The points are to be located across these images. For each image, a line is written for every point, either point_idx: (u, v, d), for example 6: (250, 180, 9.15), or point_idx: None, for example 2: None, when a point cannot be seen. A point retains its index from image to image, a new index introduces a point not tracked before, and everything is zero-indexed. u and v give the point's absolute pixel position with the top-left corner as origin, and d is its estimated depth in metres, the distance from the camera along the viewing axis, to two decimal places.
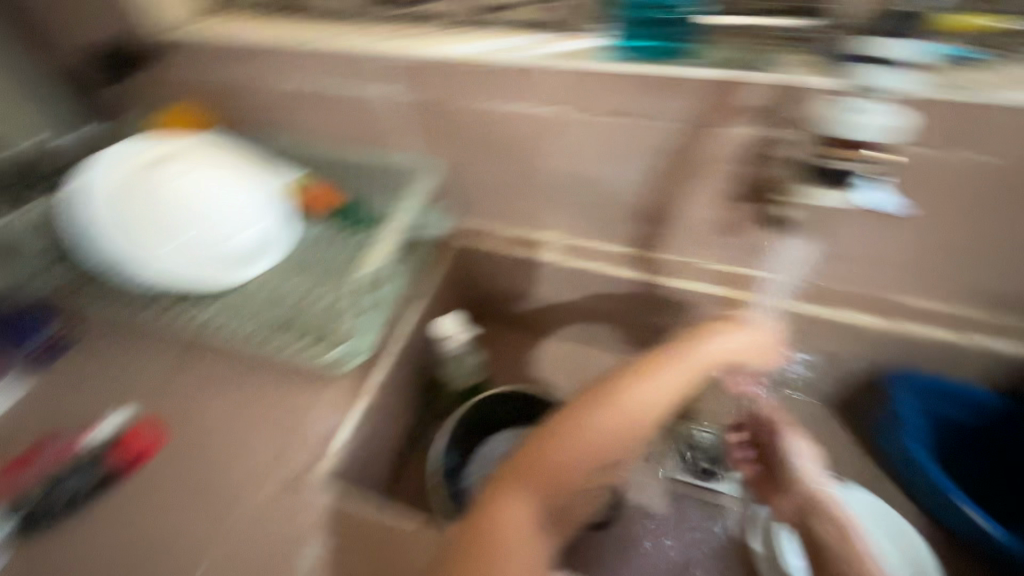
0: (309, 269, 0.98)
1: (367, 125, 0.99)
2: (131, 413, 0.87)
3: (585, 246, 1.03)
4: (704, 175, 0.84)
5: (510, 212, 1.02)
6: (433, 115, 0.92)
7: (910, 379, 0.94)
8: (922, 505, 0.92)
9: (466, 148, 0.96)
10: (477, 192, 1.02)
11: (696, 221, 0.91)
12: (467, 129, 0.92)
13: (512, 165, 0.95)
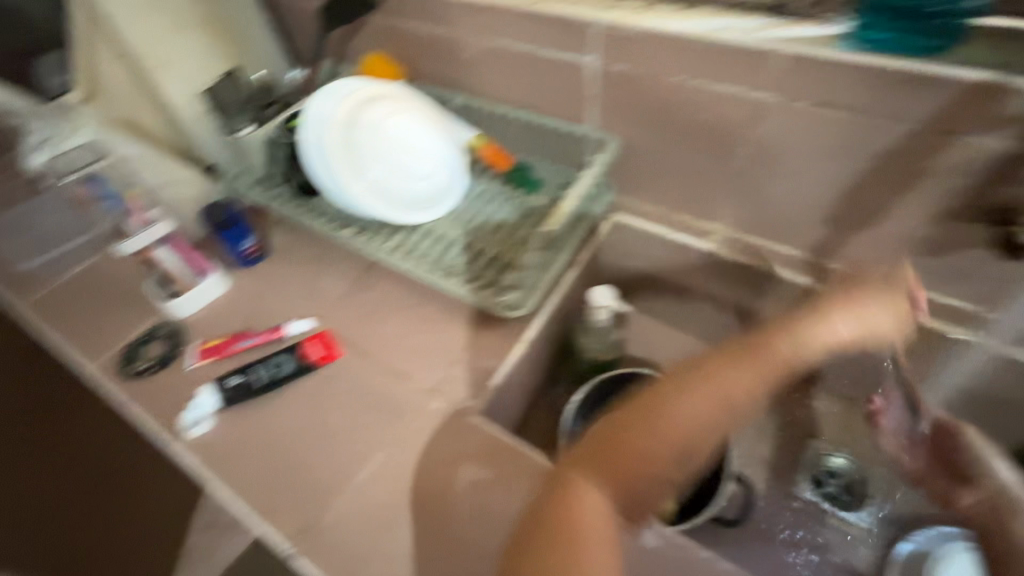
0: (480, 221, 1.05)
1: (555, 91, 1.01)
2: (312, 323, 0.98)
3: (752, 243, 0.99)
4: (922, 186, 0.77)
5: (676, 197, 1.02)
6: (629, 89, 0.93)
7: None
8: None
9: (653, 126, 0.95)
10: (649, 172, 1.02)
11: (896, 234, 0.85)
12: (659, 107, 0.92)
13: (698, 149, 0.93)
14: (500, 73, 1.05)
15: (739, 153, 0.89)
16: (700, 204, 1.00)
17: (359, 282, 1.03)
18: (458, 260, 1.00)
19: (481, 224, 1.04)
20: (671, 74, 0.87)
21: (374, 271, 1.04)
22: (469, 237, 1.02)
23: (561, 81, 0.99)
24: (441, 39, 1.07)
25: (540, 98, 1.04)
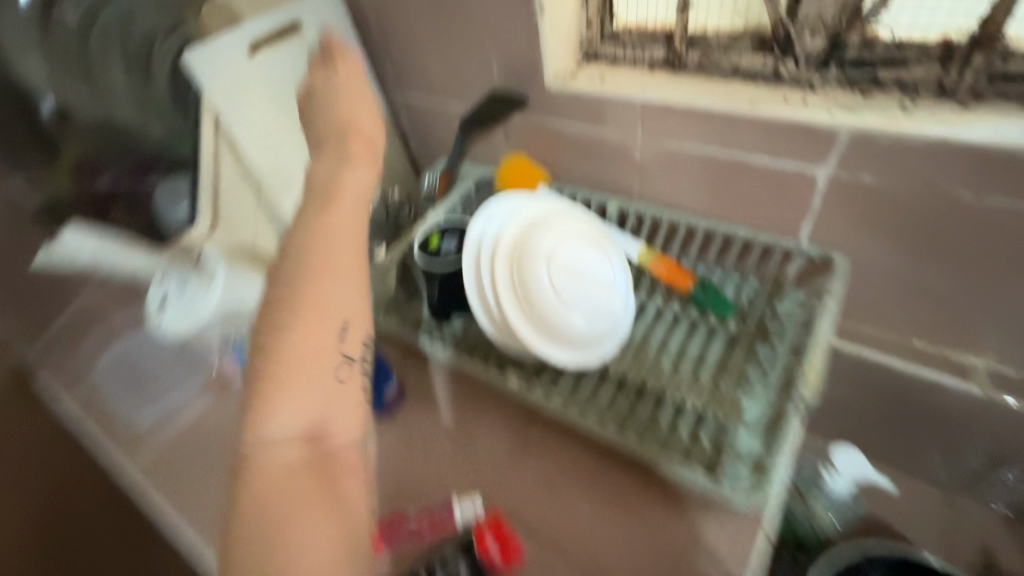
0: (669, 360, 0.86)
1: (762, 200, 0.83)
2: (479, 505, 0.79)
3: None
4: None
5: (920, 326, 0.81)
6: (876, 203, 0.74)
7: None
8: None
9: (907, 245, 0.75)
10: (883, 294, 0.82)
11: None
12: (922, 226, 0.72)
13: (970, 275, 0.73)
14: (685, 179, 0.88)
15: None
16: (958, 339, 0.79)
17: (525, 438, 0.85)
18: (656, 417, 0.80)
19: (672, 365, 0.85)
20: (956, 189, 0.67)
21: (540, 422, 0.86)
22: (662, 385, 0.83)
23: (776, 188, 0.81)
24: (605, 141, 0.92)
25: (736, 207, 0.87)
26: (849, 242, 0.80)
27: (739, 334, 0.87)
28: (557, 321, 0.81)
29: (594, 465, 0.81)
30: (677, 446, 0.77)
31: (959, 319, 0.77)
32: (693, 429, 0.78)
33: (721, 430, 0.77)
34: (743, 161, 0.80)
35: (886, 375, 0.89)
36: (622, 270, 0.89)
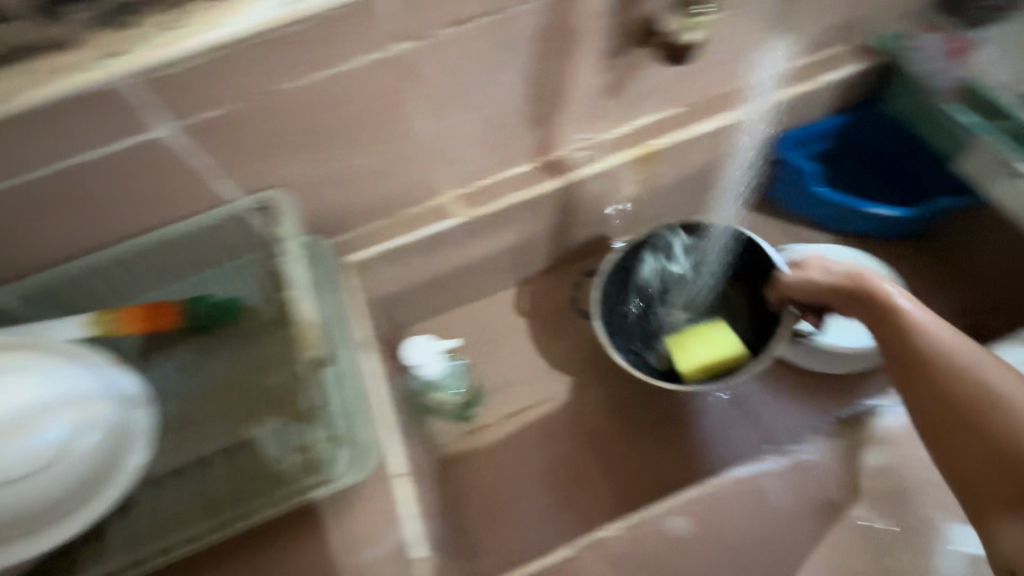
0: (201, 401, 0.57)
1: (116, 211, 0.54)
2: None
3: (493, 187, 0.72)
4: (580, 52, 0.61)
5: (384, 215, 0.69)
6: (212, 141, 0.52)
7: (801, 131, 0.82)
8: (853, 232, 0.86)
9: (287, 157, 0.57)
10: (331, 209, 0.65)
11: (589, 94, 0.66)
12: (272, 135, 0.54)
13: (353, 146, 0.59)
14: (41, 224, 0.52)
15: (444, 122, 0.61)
16: (420, 191, 0.68)
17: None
18: (231, 480, 0.53)
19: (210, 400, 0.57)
20: (258, 88, 0.50)
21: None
22: (220, 438, 0.55)
23: (150, 168, 0.52)
24: None
25: (134, 210, 0.55)
26: (268, 181, 0.58)
27: (257, 312, 0.60)
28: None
29: None
30: (265, 489, 0.51)
31: (399, 185, 0.66)
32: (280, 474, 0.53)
33: (303, 423, 0.54)
34: (69, 169, 0.48)
35: (413, 274, 0.75)
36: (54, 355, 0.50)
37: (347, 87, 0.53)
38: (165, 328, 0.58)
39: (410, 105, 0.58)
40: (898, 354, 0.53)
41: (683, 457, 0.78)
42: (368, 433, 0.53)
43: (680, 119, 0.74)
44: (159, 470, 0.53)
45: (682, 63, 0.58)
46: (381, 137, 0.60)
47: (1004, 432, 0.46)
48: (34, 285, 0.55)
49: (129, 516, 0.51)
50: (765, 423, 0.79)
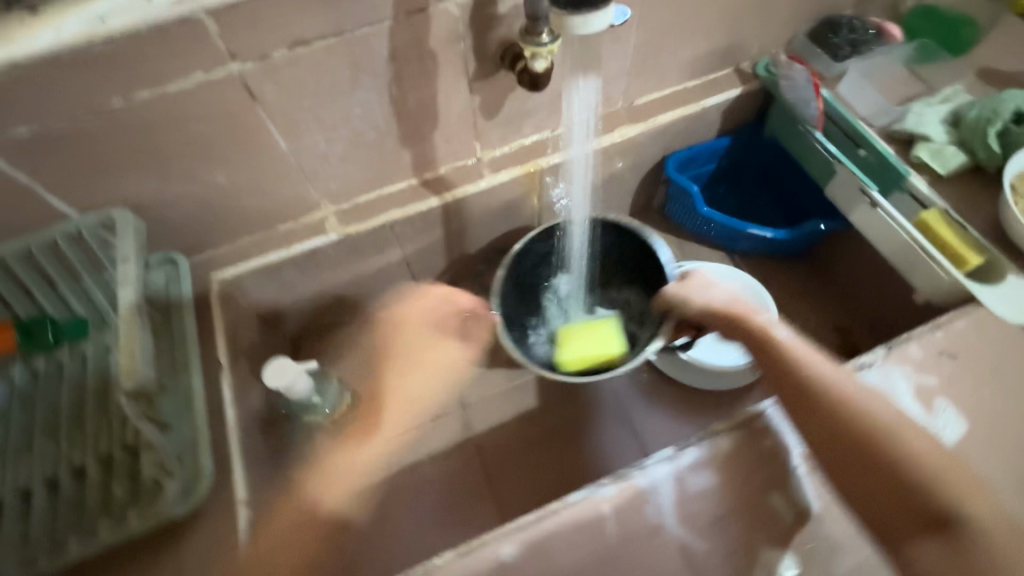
0: (27, 429, 0.54)
1: None
2: None
3: (376, 203, 0.71)
4: (443, 75, 0.60)
5: (256, 230, 0.68)
6: (34, 159, 0.50)
7: (687, 153, 0.85)
8: (742, 250, 0.90)
9: (131, 173, 0.55)
10: (196, 224, 0.63)
11: (463, 114, 0.66)
12: (111, 154, 0.52)
13: (207, 162, 0.57)
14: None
15: (306, 140, 0.60)
16: (293, 207, 0.67)
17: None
18: (50, 516, 0.50)
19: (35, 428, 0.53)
20: (76, 106, 0.47)
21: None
22: (36, 471, 0.51)
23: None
24: None
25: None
26: (116, 198, 0.56)
27: (102, 335, 0.59)
28: None
29: None
30: (87, 523, 0.49)
31: (269, 199, 0.65)
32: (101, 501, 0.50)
33: (134, 453, 0.52)
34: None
35: (295, 289, 0.74)
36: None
37: (187, 104, 0.51)
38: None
39: (264, 122, 0.56)
40: (784, 379, 0.50)
41: (573, 469, 0.78)
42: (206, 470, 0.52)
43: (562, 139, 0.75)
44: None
45: (537, 90, 0.58)
46: (238, 154, 0.58)
47: (894, 454, 0.43)
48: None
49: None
50: (646, 435, 0.80)
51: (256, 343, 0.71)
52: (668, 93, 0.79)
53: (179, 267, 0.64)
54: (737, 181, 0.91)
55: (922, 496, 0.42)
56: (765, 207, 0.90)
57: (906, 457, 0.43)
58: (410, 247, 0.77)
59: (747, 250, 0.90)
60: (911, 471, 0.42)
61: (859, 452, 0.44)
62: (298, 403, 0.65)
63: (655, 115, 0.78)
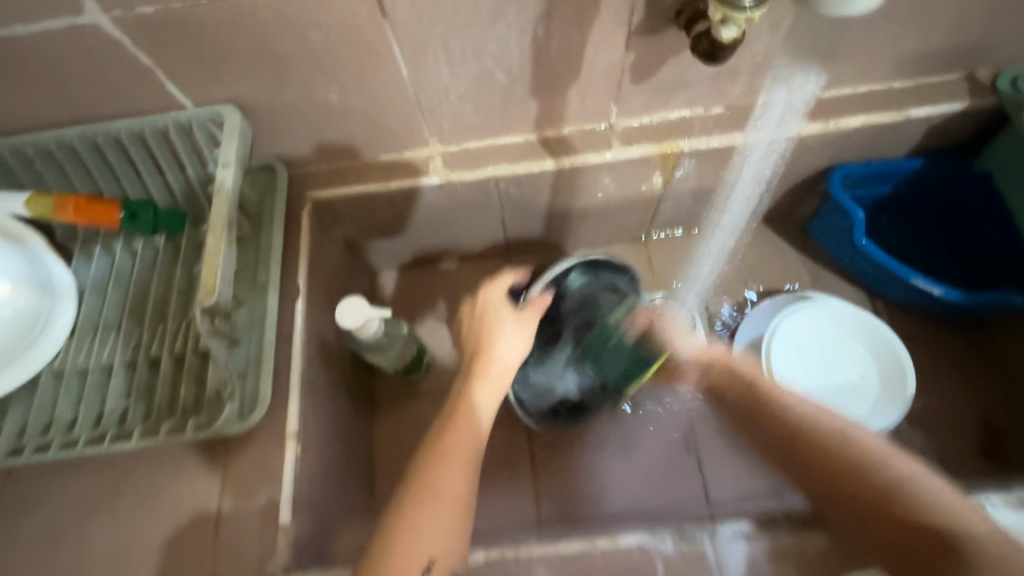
0: (121, 306, 0.56)
1: (60, 94, 0.51)
2: None
3: (488, 151, 0.64)
4: (601, 23, 0.50)
5: (360, 156, 0.64)
6: (159, 42, 0.47)
7: (859, 169, 0.70)
8: (891, 297, 0.75)
9: (250, 74, 0.51)
10: (302, 136, 0.60)
11: (609, 73, 0.56)
12: (231, 51, 0.49)
13: (327, 77, 0.53)
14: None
15: (431, 71, 0.53)
16: (402, 139, 0.62)
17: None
18: (125, 397, 0.52)
19: (125, 309, 0.55)
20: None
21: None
22: (119, 352, 0.53)
23: (98, 58, 0.48)
24: None
25: (84, 97, 0.52)
26: (230, 95, 0.53)
27: (197, 233, 0.59)
28: None
29: (67, 506, 0.51)
30: (152, 415, 0.51)
31: (380, 127, 0.60)
32: (169, 399, 0.52)
33: (203, 358, 0.52)
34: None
35: (385, 222, 0.70)
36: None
37: (312, 10, 0.46)
38: (104, 226, 0.57)
39: (388, 43, 0.50)
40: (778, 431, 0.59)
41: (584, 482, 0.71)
42: (265, 389, 0.51)
43: (715, 122, 0.64)
44: (64, 366, 0.53)
45: (713, 65, 0.47)
46: (356, 74, 0.53)
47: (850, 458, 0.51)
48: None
49: (22, 401, 0.52)
50: (710, 475, 0.71)
51: (337, 268, 0.69)
52: (865, 90, 0.63)
53: (276, 178, 0.61)
54: (911, 216, 0.75)
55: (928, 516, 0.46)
56: (940, 255, 0.74)
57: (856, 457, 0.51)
58: (512, 204, 0.70)
59: (902, 301, 0.74)
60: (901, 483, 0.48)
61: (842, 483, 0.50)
62: (364, 343, 0.63)
63: (840, 116, 0.63)
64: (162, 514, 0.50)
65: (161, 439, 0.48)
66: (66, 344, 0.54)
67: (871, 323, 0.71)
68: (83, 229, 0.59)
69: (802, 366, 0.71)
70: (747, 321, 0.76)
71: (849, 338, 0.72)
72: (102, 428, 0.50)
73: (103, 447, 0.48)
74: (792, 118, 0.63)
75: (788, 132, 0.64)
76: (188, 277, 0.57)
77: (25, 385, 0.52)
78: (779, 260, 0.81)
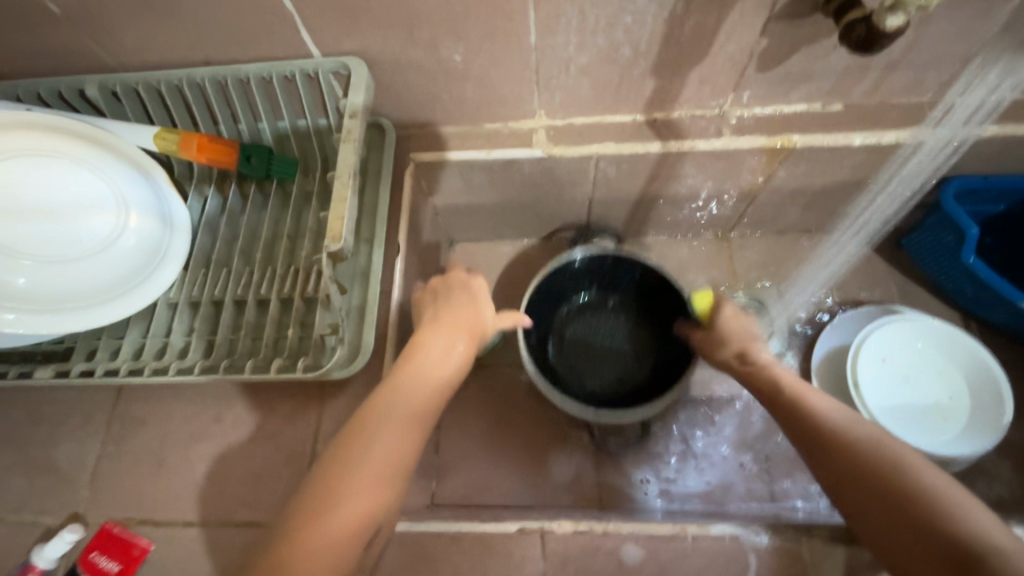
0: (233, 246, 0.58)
1: (200, 33, 0.53)
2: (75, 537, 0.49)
3: (592, 128, 0.64)
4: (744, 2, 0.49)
5: (465, 122, 0.64)
6: None
7: (976, 183, 0.67)
8: (988, 321, 0.72)
9: (382, 28, 0.52)
10: (415, 97, 0.60)
11: (736, 56, 0.55)
12: (371, 3, 0.49)
13: (455, 38, 0.53)
14: (124, 21, 0.51)
15: (559, 40, 0.53)
16: (510, 108, 0.62)
17: (81, 451, 0.53)
18: (232, 332, 0.54)
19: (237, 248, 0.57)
20: None
21: (80, 402, 0.55)
22: (230, 289, 0.55)
23: (244, 1, 0.49)
24: None
25: (221, 39, 0.53)
26: (358, 48, 0.54)
27: (306, 183, 0.61)
28: (58, 282, 0.51)
29: (172, 430, 0.53)
30: (259, 352, 0.52)
31: (492, 93, 0.60)
32: (275, 340, 0.53)
33: (310, 303, 0.54)
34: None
35: (476, 191, 0.71)
36: (131, 170, 0.54)
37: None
38: (221, 166, 0.58)
39: (523, 5, 0.50)
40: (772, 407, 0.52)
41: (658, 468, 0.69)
42: (369, 339, 0.52)
43: (832, 119, 0.61)
44: (178, 297, 0.55)
45: (866, 56, 0.45)
46: (486, 36, 0.53)
47: (870, 457, 0.43)
48: (120, 86, 0.56)
49: (138, 326, 0.54)
50: (776, 477, 0.68)
51: (424, 232, 0.69)
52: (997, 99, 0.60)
53: (386, 138, 0.62)
54: None
55: (922, 502, 0.39)
56: None
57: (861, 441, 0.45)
58: (605, 185, 0.70)
59: (1000, 325, 0.71)
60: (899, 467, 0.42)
61: (862, 477, 0.43)
62: None
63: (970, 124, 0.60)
64: (259, 448, 0.52)
65: (271, 375, 0.50)
66: (180, 276, 0.56)
67: (964, 343, 0.69)
68: (199, 169, 0.60)
69: (888, 381, 0.69)
70: (830, 329, 0.74)
71: (937, 358, 0.70)
72: (212, 359, 0.52)
73: (213, 376, 0.50)
74: (966, 124, 0.60)
75: (949, 139, 0.61)
76: (296, 225, 0.58)
77: (142, 311, 0.54)
78: (867, 270, 0.78)
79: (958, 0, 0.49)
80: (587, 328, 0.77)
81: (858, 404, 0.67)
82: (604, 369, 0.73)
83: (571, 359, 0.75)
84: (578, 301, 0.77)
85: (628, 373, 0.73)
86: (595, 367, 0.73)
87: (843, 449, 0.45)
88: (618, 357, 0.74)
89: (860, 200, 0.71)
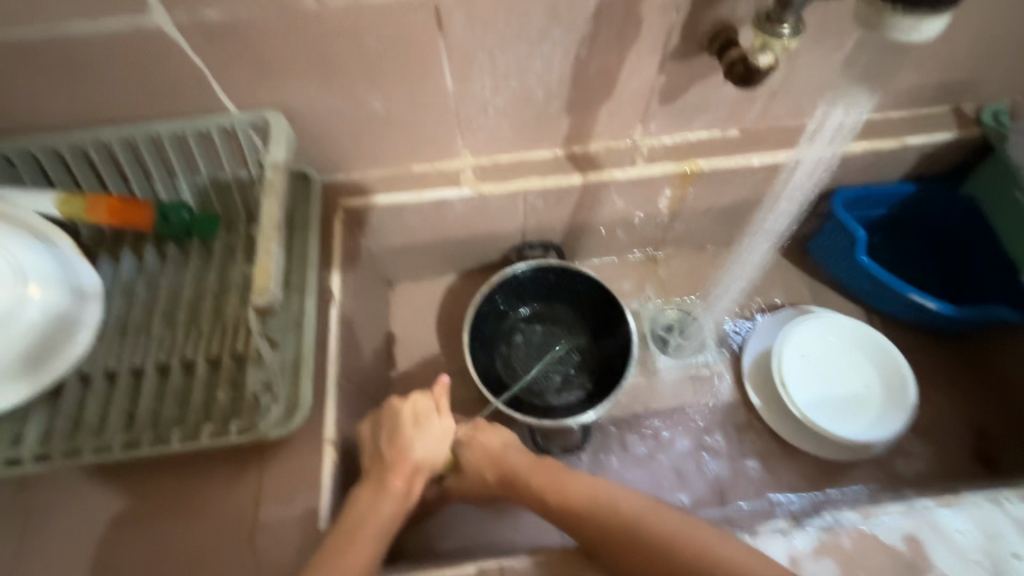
0: (153, 309, 0.55)
1: (107, 92, 0.51)
2: None
3: (515, 164, 0.67)
4: (639, 44, 0.54)
5: (391, 166, 0.65)
6: (217, 46, 0.48)
7: (858, 191, 0.75)
8: (888, 313, 0.80)
9: (299, 81, 0.53)
10: (338, 144, 0.61)
11: (640, 92, 0.60)
12: (285, 58, 0.50)
13: (373, 87, 0.54)
14: (20, 82, 0.49)
15: (474, 85, 0.56)
16: (434, 149, 0.64)
17: None
18: (156, 402, 0.50)
19: (157, 312, 0.54)
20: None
21: None
22: (151, 355, 0.52)
23: (153, 60, 0.48)
24: None
25: (132, 99, 0.52)
26: (276, 100, 0.54)
27: (231, 238, 0.59)
28: None
29: (93, 514, 0.48)
30: (187, 419, 0.49)
31: (416, 137, 0.61)
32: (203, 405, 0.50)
33: (241, 361, 0.52)
34: (56, 36, 0.45)
35: (408, 232, 0.71)
36: (23, 235, 0.50)
37: (372, 23, 0.48)
38: (136, 227, 0.56)
39: (437, 55, 0.52)
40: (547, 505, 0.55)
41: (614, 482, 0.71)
42: (307, 392, 0.51)
43: (731, 143, 0.68)
44: (92, 368, 0.51)
45: (745, 88, 0.51)
46: (402, 83, 0.54)
47: (647, 527, 0.50)
48: (14, 150, 0.53)
49: (47, 405, 0.50)
50: (724, 477, 0.72)
51: (358, 276, 0.69)
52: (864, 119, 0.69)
53: (314, 184, 0.62)
54: (904, 239, 0.81)
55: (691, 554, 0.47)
56: (932, 275, 0.79)
57: (612, 507, 0.52)
58: (535, 217, 0.72)
59: (898, 315, 0.79)
60: (658, 528, 0.49)
61: (639, 546, 0.49)
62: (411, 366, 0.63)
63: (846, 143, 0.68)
64: (193, 521, 0.48)
65: (201, 442, 0.47)
66: (94, 345, 0.52)
67: (871, 335, 0.76)
68: (111, 231, 0.57)
69: (810, 378, 0.75)
70: (755, 333, 0.79)
71: (847, 351, 0.76)
72: (133, 434, 0.48)
73: (135, 452, 0.47)
74: (828, 139, 0.69)
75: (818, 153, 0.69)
76: (222, 281, 0.56)
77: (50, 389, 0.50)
78: (781, 275, 0.85)
79: (818, 37, 0.56)
80: (534, 338, 0.80)
81: (787, 402, 0.72)
82: (552, 373, 0.77)
83: (517, 368, 0.78)
84: (521, 315, 0.80)
85: (574, 376, 0.77)
86: (542, 375, 0.77)
87: (616, 522, 0.51)
88: (564, 361, 0.78)
89: (763, 212, 0.77)
